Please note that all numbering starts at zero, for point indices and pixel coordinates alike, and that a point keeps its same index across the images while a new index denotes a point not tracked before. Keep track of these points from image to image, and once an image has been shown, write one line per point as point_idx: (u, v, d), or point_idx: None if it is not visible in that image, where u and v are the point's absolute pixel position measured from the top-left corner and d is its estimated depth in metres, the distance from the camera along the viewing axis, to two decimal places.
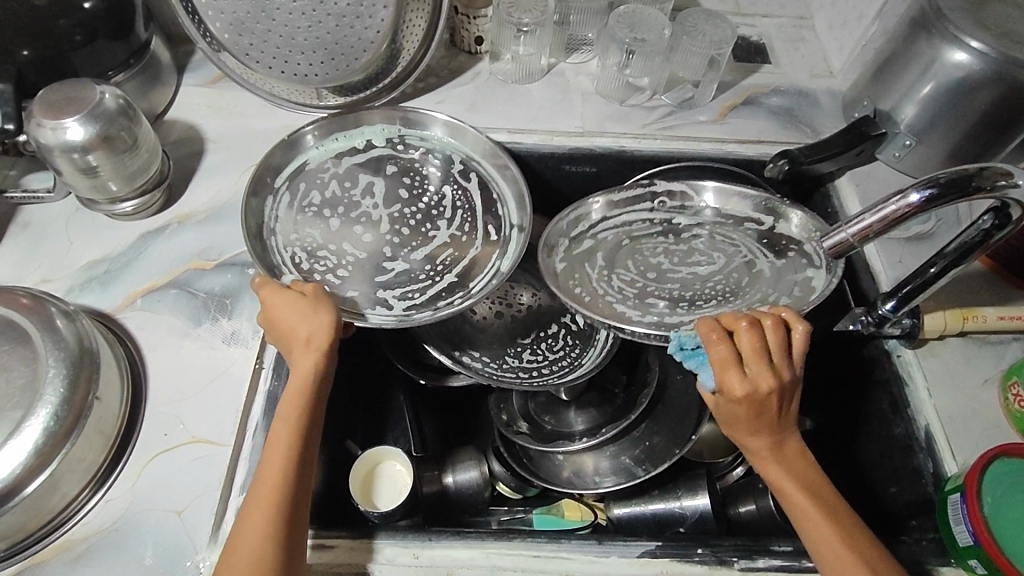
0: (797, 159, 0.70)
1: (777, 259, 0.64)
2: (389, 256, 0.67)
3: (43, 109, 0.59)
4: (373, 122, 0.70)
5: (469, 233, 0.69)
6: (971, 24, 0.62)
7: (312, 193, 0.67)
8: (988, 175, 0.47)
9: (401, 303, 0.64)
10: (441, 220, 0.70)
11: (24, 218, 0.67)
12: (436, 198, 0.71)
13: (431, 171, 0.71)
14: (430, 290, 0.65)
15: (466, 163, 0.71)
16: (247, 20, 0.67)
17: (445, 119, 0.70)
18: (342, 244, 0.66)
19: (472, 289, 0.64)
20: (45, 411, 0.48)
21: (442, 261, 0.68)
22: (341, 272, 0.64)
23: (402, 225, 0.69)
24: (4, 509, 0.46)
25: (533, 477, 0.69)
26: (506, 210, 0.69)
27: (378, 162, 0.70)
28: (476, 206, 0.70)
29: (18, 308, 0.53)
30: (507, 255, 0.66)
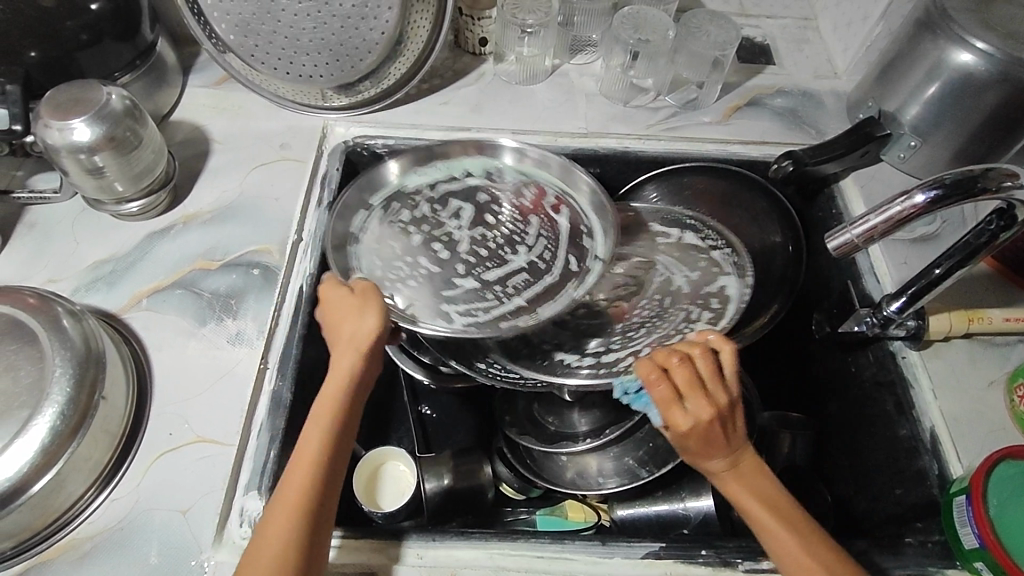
0: (801, 160, 0.68)
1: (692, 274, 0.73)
2: (461, 274, 0.68)
3: (50, 110, 0.59)
4: (476, 156, 0.73)
5: (547, 262, 0.69)
6: (976, 24, 0.62)
7: (402, 211, 0.70)
8: (993, 175, 0.47)
9: (463, 318, 0.64)
10: (521, 246, 0.71)
11: (31, 218, 0.67)
12: (521, 226, 0.72)
13: (517, 200, 0.72)
14: (496, 310, 0.65)
15: (561, 198, 0.72)
16: (252, 21, 0.67)
17: (517, 145, 0.72)
18: (420, 257, 0.68)
19: (540, 314, 0.64)
20: (51, 411, 0.49)
21: (514, 284, 0.68)
22: (411, 282, 0.65)
23: (482, 247, 0.71)
24: (10, 508, 0.47)
25: (536, 478, 0.69)
26: (592, 243, 0.69)
27: (471, 190, 0.73)
28: (562, 235, 0.70)
29: (26, 308, 0.53)
30: (584, 286, 0.66)
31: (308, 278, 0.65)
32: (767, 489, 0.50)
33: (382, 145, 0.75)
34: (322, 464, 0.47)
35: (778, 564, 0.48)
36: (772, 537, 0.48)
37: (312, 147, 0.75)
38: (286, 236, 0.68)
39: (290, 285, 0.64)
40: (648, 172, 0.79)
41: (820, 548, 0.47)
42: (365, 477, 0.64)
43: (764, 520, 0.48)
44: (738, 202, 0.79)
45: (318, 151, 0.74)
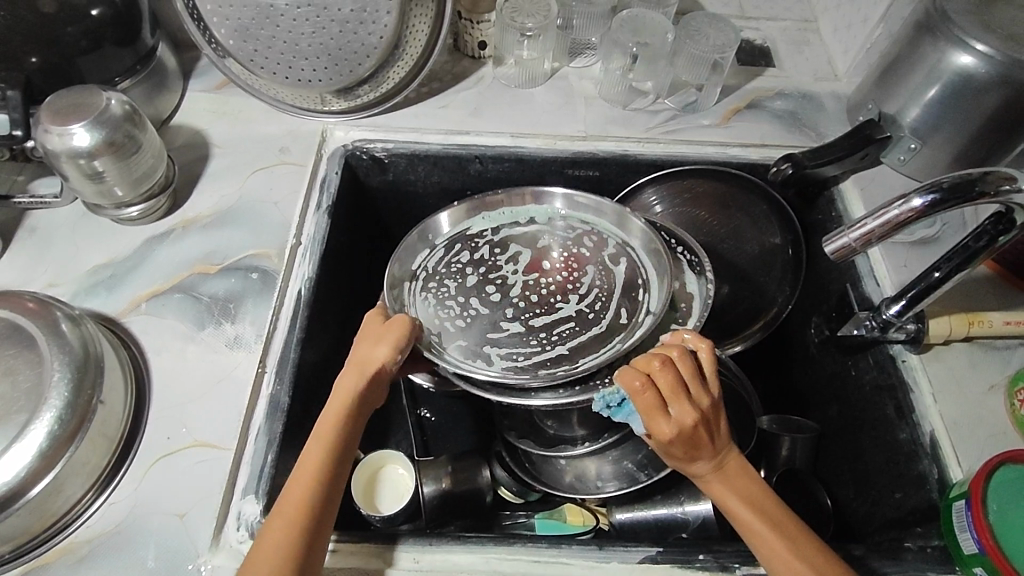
0: (800, 162, 0.69)
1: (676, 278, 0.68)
2: (508, 317, 0.68)
3: (50, 116, 0.59)
4: (541, 203, 0.74)
5: (598, 313, 0.67)
6: (975, 25, 0.61)
7: (462, 253, 0.72)
8: (991, 179, 0.46)
9: (504, 362, 0.64)
10: (574, 294, 0.69)
11: (32, 222, 0.68)
12: (576, 275, 0.71)
13: (573, 246, 0.72)
14: (538, 357, 0.64)
15: (621, 248, 0.71)
16: (251, 26, 0.67)
17: (563, 193, 0.73)
18: (471, 298, 0.69)
19: (580, 364, 0.63)
20: (50, 415, 0.49)
21: (560, 332, 0.66)
22: (459, 322, 0.67)
23: (534, 293, 0.70)
24: (8, 512, 0.47)
25: (535, 481, 0.69)
26: (647, 296, 0.67)
27: (531, 238, 0.73)
28: (616, 287, 0.69)
29: (25, 312, 0.54)
30: (631, 338, 0.63)
31: (307, 282, 0.65)
32: (752, 490, 0.50)
33: (381, 149, 0.76)
34: (328, 472, 0.48)
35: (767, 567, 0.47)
36: (760, 540, 0.48)
37: (311, 151, 0.75)
38: (284, 240, 0.68)
39: (289, 287, 0.65)
40: (647, 175, 0.79)
41: (810, 548, 0.47)
42: (364, 481, 0.64)
43: (752, 523, 0.48)
44: (738, 202, 0.79)
45: (318, 155, 0.75)
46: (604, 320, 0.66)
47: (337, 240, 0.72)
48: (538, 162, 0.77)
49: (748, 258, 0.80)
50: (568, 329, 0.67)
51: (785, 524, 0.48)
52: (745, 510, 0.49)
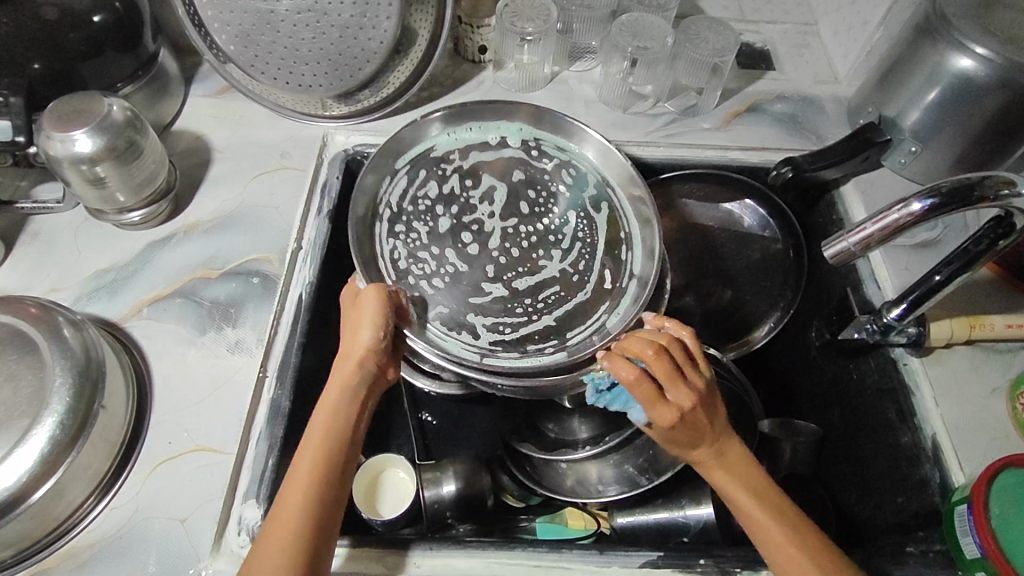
0: (801, 167, 0.70)
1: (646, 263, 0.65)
2: (490, 276, 0.67)
3: (52, 122, 0.60)
4: (512, 120, 0.71)
5: (581, 274, 0.67)
6: (975, 28, 0.61)
7: (430, 183, 0.68)
8: (990, 184, 0.46)
9: (489, 334, 0.63)
10: (556, 250, 0.69)
11: (34, 227, 0.68)
12: (557, 222, 0.70)
13: (553, 189, 0.71)
14: (525, 328, 0.64)
15: (600, 193, 0.70)
16: (252, 32, 0.67)
17: (598, 140, 0.69)
18: (447, 251, 0.67)
19: (568, 341, 0.62)
20: (51, 420, 0.49)
21: (544, 298, 0.66)
22: (438, 280, 0.65)
23: (514, 243, 0.69)
24: (10, 518, 0.47)
25: (537, 486, 0.68)
26: (630, 259, 0.66)
27: (507, 166, 0.71)
28: (599, 243, 0.68)
29: (27, 317, 0.54)
30: (618, 311, 0.63)
31: (308, 286, 0.65)
32: (751, 476, 0.51)
33: None
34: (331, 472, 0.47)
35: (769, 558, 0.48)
36: (764, 530, 0.48)
37: (312, 156, 0.75)
38: (285, 245, 0.68)
39: (289, 293, 0.65)
40: (647, 179, 0.79)
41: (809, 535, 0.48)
42: (365, 485, 0.65)
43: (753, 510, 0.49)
44: (739, 207, 0.80)
45: (318, 159, 0.75)
46: (588, 286, 0.66)
47: (338, 244, 0.72)
48: None
49: (750, 262, 0.80)
50: (550, 293, 0.66)
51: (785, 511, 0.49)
52: (745, 497, 0.50)
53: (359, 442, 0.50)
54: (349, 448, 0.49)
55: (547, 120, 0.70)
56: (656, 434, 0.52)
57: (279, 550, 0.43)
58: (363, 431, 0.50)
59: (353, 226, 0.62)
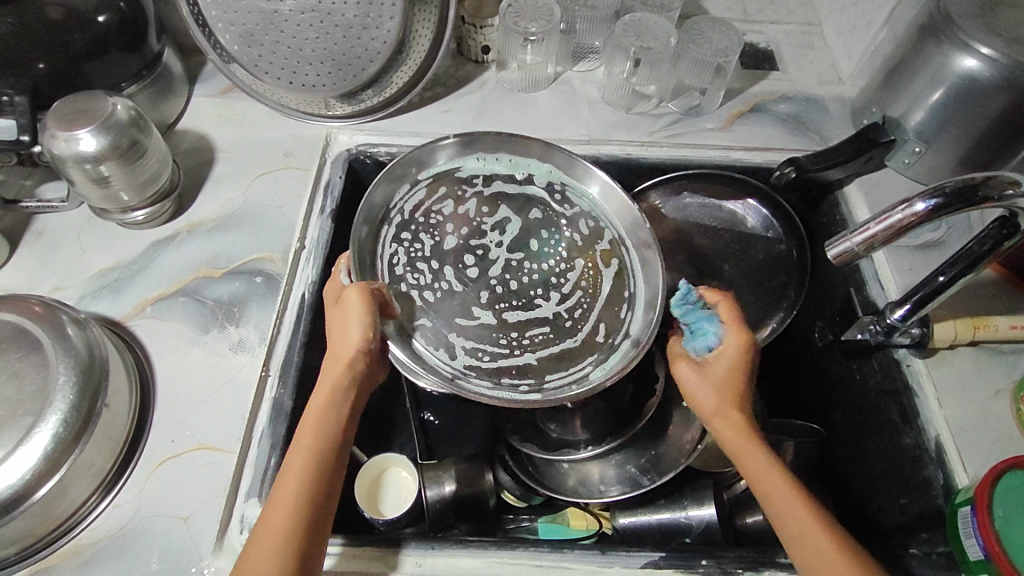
0: (804, 167, 0.69)
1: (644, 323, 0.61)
2: (483, 303, 0.65)
3: (56, 121, 0.60)
4: (543, 160, 0.69)
5: (575, 320, 0.64)
6: (980, 29, 0.61)
7: (447, 203, 0.67)
8: (994, 184, 0.46)
9: (466, 355, 0.61)
10: (556, 292, 0.67)
11: (38, 226, 0.68)
12: (563, 266, 0.68)
13: (568, 233, 0.68)
14: (505, 360, 0.62)
15: (613, 246, 0.67)
16: (256, 31, 0.68)
17: (611, 186, 0.66)
18: (446, 269, 0.66)
19: (544, 382, 0.60)
20: (54, 418, 0.49)
21: (532, 335, 0.64)
22: (428, 295, 0.63)
23: (517, 276, 0.68)
24: (13, 516, 0.47)
25: (538, 485, 0.67)
26: (628, 318, 0.63)
27: (527, 202, 0.69)
28: (601, 297, 0.65)
29: (31, 316, 0.54)
30: (604, 365, 0.60)
31: (311, 286, 0.65)
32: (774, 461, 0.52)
33: (385, 153, 0.76)
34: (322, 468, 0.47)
35: (797, 529, 0.47)
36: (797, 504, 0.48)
37: (315, 156, 0.75)
38: (288, 245, 0.68)
39: (292, 291, 0.65)
40: (651, 179, 0.79)
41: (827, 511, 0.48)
42: (366, 484, 0.64)
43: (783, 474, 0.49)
44: (743, 207, 0.80)
45: (321, 159, 0.75)
46: (581, 335, 0.63)
47: (341, 244, 0.72)
48: None
49: (752, 263, 0.80)
50: (542, 332, 0.64)
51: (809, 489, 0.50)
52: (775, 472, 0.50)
53: (349, 440, 0.51)
54: (338, 447, 0.49)
55: (568, 164, 0.68)
56: (718, 370, 0.53)
57: (268, 547, 0.44)
58: (351, 432, 0.51)
59: (360, 226, 0.61)
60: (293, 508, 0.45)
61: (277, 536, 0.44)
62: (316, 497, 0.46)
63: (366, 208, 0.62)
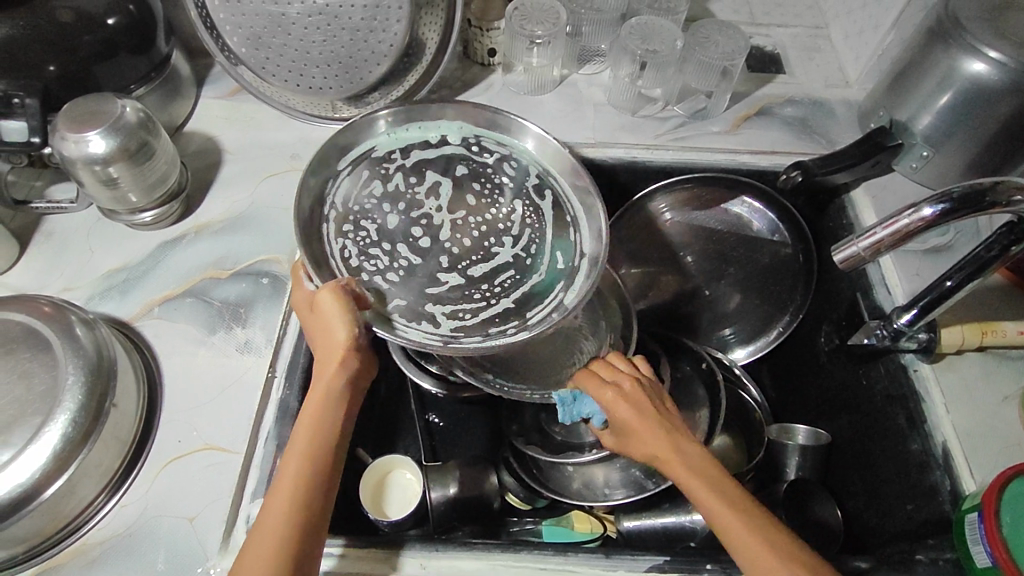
0: (810, 171, 0.69)
1: (592, 236, 0.63)
2: (445, 266, 0.63)
3: (66, 123, 0.60)
4: (453, 118, 0.67)
5: (534, 258, 0.64)
6: (989, 33, 0.61)
7: (375, 182, 0.64)
8: (1002, 189, 0.46)
9: (450, 320, 0.59)
10: (507, 237, 0.66)
11: (48, 227, 0.69)
12: (505, 212, 0.67)
13: (497, 178, 0.67)
14: (483, 313, 0.60)
15: (542, 179, 0.67)
16: (263, 34, 0.68)
17: (534, 131, 0.66)
18: (399, 246, 0.63)
19: (529, 320, 0.59)
20: (63, 417, 0.50)
21: (500, 282, 0.63)
22: (392, 274, 0.60)
23: (465, 234, 0.66)
24: (22, 514, 0.47)
25: (543, 488, 0.68)
26: (578, 236, 0.64)
27: (449, 161, 0.67)
28: (547, 223, 0.65)
29: (40, 316, 0.54)
30: (573, 287, 0.60)
31: None
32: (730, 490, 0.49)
33: None
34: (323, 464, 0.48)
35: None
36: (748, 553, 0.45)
37: None
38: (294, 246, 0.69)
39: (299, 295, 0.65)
40: (656, 182, 0.79)
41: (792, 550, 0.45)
42: (371, 487, 0.65)
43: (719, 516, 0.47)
44: (748, 210, 0.79)
45: None
46: (539, 269, 0.63)
47: None
48: None
49: (757, 267, 0.80)
50: (504, 280, 0.63)
51: (758, 523, 0.47)
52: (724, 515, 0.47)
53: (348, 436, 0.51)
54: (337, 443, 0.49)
55: (486, 116, 0.67)
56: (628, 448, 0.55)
57: (269, 542, 0.44)
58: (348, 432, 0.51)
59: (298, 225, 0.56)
60: (288, 512, 0.45)
61: (276, 533, 0.44)
62: (312, 498, 0.46)
63: (298, 208, 0.57)
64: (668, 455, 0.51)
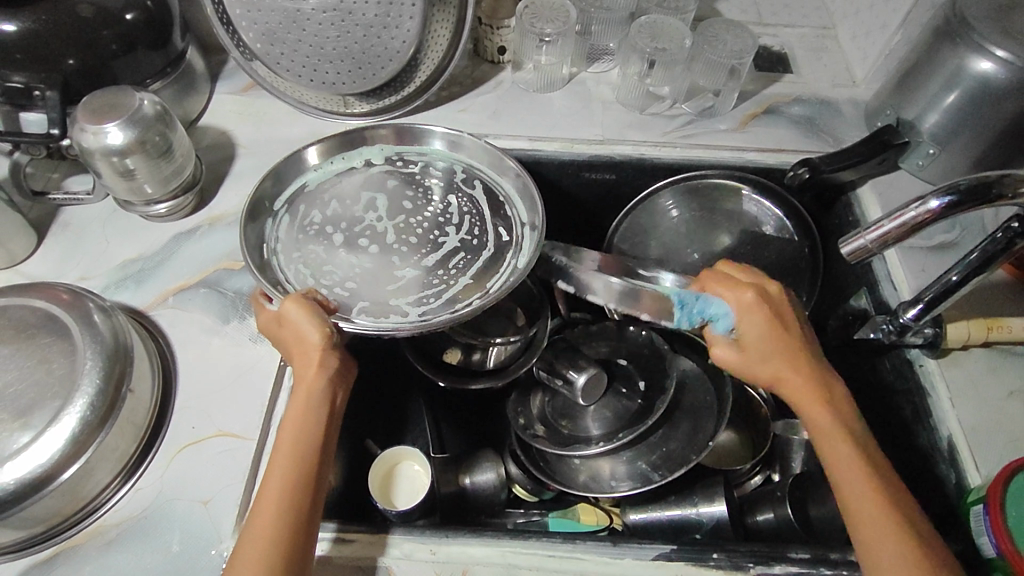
0: (818, 167, 0.70)
1: (522, 207, 0.67)
2: (399, 264, 0.64)
3: (86, 115, 0.61)
4: (371, 142, 0.71)
5: (480, 239, 0.66)
6: (995, 32, 0.62)
7: (312, 213, 0.66)
8: (1010, 181, 0.47)
9: (418, 308, 0.60)
10: (450, 227, 0.67)
11: (65, 217, 0.70)
12: (442, 207, 0.68)
13: (424, 183, 0.69)
14: (447, 294, 0.61)
15: (469, 173, 0.70)
16: (278, 30, 0.69)
17: (444, 131, 0.70)
18: (349, 256, 0.63)
19: (491, 289, 0.61)
20: (81, 402, 0.51)
21: (455, 265, 0.64)
22: (352, 281, 0.61)
23: (411, 234, 0.66)
24: (40, 495, 0.48)
25: (550, 480, 0.68)
26: (514, 211, 0.67)
27: (379, 176, 0.69)
28: (483, 208, 0.68)
29: (59, 303, 0.56)
30: (523, 253, 0.63)
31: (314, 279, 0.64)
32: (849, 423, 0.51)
33: None
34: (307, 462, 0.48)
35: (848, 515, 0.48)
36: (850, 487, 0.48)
37: None
38: None
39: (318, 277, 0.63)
40: (661, 180, 0.80)
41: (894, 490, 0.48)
42: (381, 477, 0.65)
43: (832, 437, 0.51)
44: (756, 209, 0.79)
45: None
46: (484, 246, 0.65)
47: None
48: (556, 165, 0.78)
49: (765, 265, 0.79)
50: (455, 263, 0.64)
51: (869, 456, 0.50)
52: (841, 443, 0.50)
53: (334, 436, 0.51)
54: (322, 441, 0.50)
55: (398, 130, 0.70)
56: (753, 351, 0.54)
57: (262, 539, 0.45)
58: (331, 437, 0.51)
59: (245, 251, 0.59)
60: (278, 510, 0.46)
61: (266, 533, 0.45)
62: (296, 495, 0.47)
63: (243, 244, 0.60)
64: (802, 373, 0.53)
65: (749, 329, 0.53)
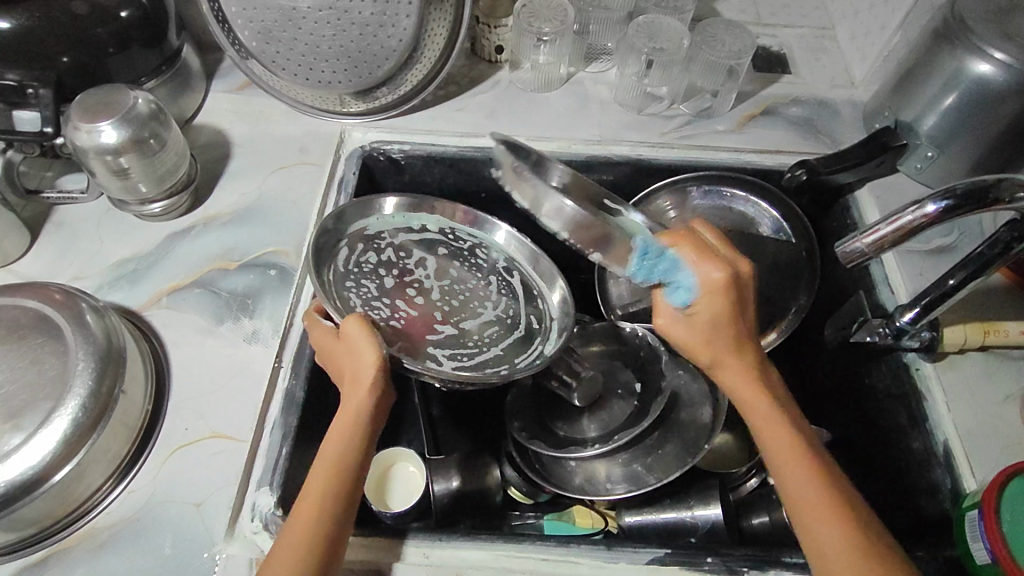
0: (816, 169, 0.71)
1: (553, 297, 0.69)
2: (440, 319, 0.65)
3: (80, 113, 0.61)
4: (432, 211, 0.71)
5: (515, 317, 0.68)
6: (994, 34, 0.61)
7: (369, 254, 0.67)
8: (1006, 186, 0.46)
9: (450, 362, 0.61)
10: (488, 301, 0.69)
11: (59, 216, 0.70)
12: (483, 283, 0.70)
13: (470, 258, 0.71)
14: (480, 356, 0.63)
15: (511, 264, 0.71)
16: (274, 28, 0.68)
17: (510, 230, 0.71)
18: (398, 300, 0.65)
19: (518, 365, 0.63)
20: (74, 403, 0.50)
21: (488, 335, 0.66)
22: (394, 323, 0.62)
23: (452, 296, 0.68)
24: (32, 496, 0.48)
25: (545, 482, 0.68)
26: (546, 302, 0.69)
27: (430, 244, 0.70)
28: (518, 295, 0.69)
29: (51, 303, 0.55)
30: (552, 340, 0.65)
31: None
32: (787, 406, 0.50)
33: (397, 150, 0.77)
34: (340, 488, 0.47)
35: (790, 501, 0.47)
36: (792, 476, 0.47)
37: (330, 152, 0.77)
38: (301, 239, 0.69)
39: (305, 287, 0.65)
40: (663, 178, 0.78)
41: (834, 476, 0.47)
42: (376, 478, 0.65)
43: (777, 429, 0.49)
44: (754, 211, 0.77)
45: (336, 155, 0.76)
46: (519, 325, 0.67)
47: None
48: None
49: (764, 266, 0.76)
50: (491, 332, 0.66)
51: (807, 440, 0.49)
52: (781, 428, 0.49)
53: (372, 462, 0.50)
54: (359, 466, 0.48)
55: (463, 211, 0.72)
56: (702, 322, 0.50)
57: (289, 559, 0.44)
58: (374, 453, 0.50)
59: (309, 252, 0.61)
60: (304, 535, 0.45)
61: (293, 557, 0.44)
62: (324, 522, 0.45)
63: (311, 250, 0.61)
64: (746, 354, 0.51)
65: (703, 305, 0.49)
